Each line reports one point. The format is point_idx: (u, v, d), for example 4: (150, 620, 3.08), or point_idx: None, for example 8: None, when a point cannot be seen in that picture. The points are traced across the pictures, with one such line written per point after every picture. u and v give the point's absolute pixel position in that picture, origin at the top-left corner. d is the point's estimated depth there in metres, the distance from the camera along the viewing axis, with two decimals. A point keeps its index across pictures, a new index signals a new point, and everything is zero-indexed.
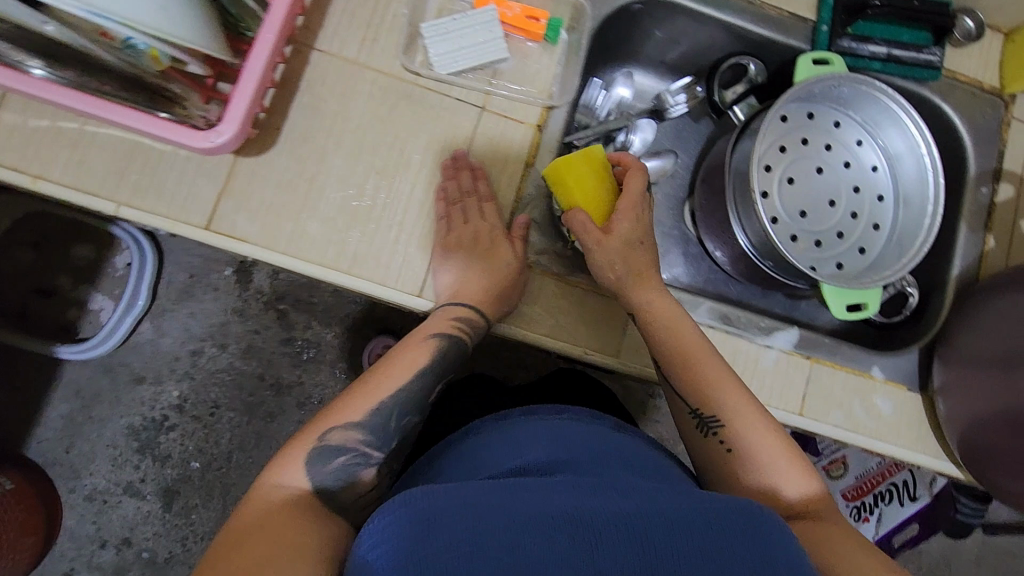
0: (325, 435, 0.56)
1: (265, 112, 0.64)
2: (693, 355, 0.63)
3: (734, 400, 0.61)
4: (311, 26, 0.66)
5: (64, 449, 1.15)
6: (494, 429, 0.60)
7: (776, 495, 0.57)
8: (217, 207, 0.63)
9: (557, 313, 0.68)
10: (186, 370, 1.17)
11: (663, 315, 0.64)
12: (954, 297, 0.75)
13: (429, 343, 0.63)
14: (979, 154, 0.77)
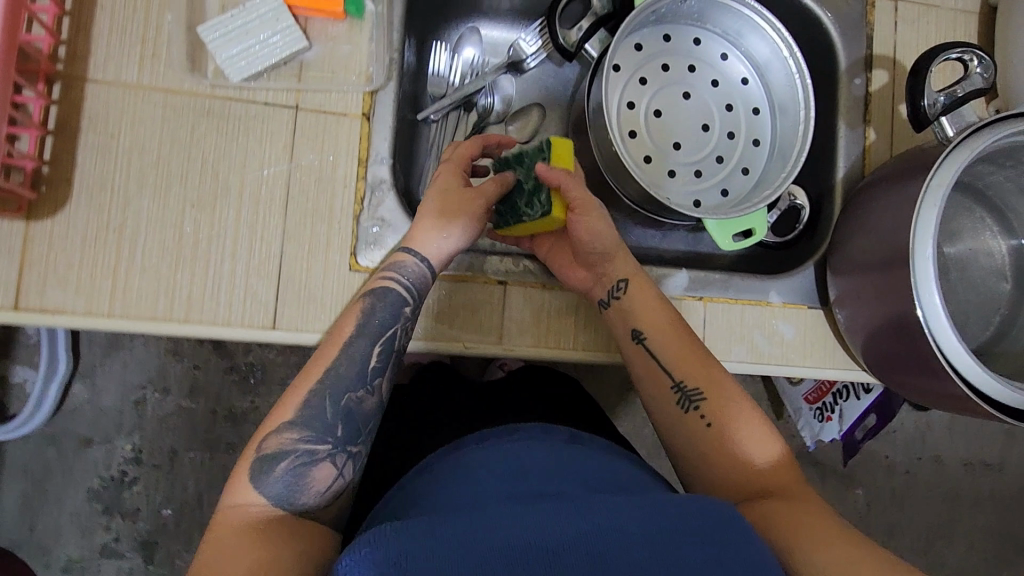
0: (262, 445, 0.54)
1: (46, 165, 0.57)
2: (671, 336, 0.62)
3: (714, 378, 0.61)
4: (77, 55, 0.58)
5: (27, 529, 1.08)
6: (442, 462, 0.57)
7: (748, 471, 0.57)
8: (20, 280, 0.57)
9: (461, 318, 0.64)
10: (133, 422, 1.10)
11: (649, 306, 0.63)
12: (843, 199, 0.71)
13: (361, 302, 0.58)
14: (845, 43, 0.73)
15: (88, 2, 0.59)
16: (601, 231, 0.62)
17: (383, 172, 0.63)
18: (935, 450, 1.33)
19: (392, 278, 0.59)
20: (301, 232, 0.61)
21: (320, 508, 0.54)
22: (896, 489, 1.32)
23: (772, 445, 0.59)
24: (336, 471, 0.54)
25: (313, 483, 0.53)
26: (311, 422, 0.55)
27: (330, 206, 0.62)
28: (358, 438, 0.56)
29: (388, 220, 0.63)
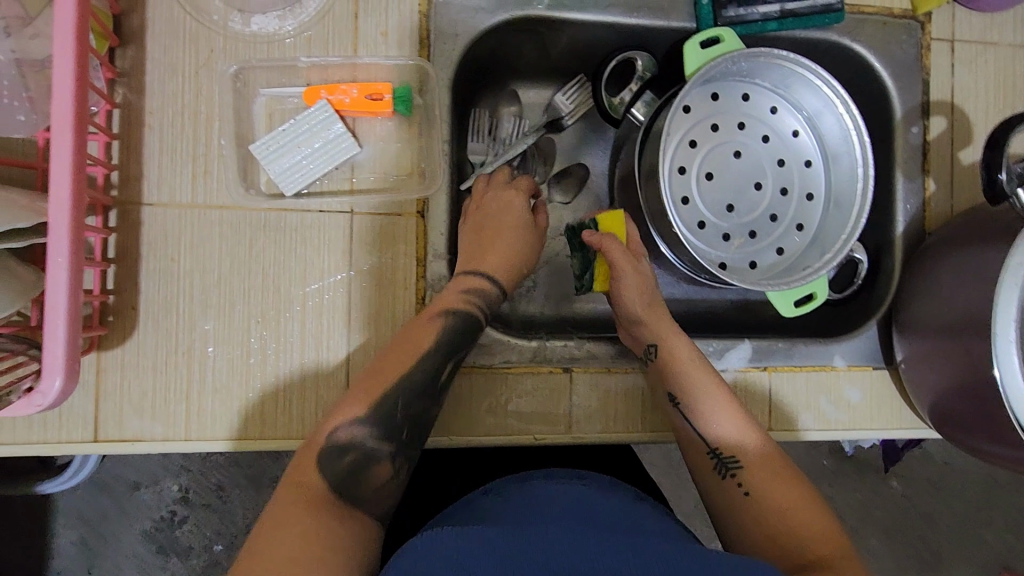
0: (333, 432, 0.52)
1: (112, 295, 0.57)
2: (713, 398, 0.61)
3: (757, 447, 0.58)
4: (130, 177, 0.58)
5: (87, 570, 1.09)
6: (510, 490, 0.55)
7: (797, 541, 0.52)
8: (97, 413, 0.57)
9: (525, 405, 0.64)
10: (179, 462, 1.11)
11: (686, 368, 0.61)
12: (904, 255, 0.70)
13: (439, 318, 0.58)
14: (901, 91, 0.70)
15: (136, 121, 0.58)
16: (643, 295, 0.64)
17: (440, 269, 0.63)
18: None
19: (473, 303, 0.60)
20: (370, 334, 0.61)
21: (372, 500, 0.51)
22: (934, 480, 1.25)
23: (817, 513, 0.54)
24: (392, 471, 0.53)
25: (370, 479, 0.52)
26: (396, 422, 0.54)
27: (392, 309, 0.61)
28: (418, 440, 0.56)
29: None
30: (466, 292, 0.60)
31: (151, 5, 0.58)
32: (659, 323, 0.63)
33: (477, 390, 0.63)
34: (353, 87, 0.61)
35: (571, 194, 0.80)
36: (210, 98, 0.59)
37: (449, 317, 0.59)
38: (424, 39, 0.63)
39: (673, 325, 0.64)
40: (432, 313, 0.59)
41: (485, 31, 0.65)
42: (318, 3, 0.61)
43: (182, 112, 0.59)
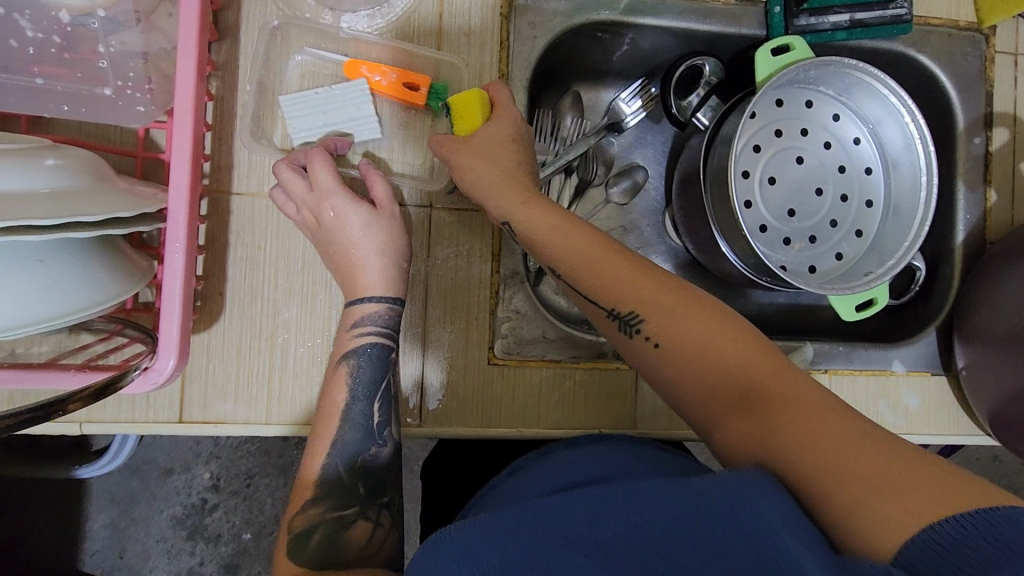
0: (290, 524, 0.50)
1: (200, 281, 0.59)
2: (598, 257, 0.53)
3: (654, 295, 0.51)
4: (221, 166, 0.60)
5: (118, 555, 1.06)
6: (535, 463, 0.55)
7: (732, 369, 0.48)
8: (184, 395, 0.59)
9: (587, 403, 0.65)
10: (210, 450, 1.09)
11: (606, 266, 0.53)
12: (963, 264, 0.71)
13: (344, 367, 0.56)
14: (965, 102, 0.71)
15: (228, 113, 0.60)
16: (580, 236, 0.54)
17: (513, 265, 0.65)
18: (995, 451, 1.25)
19: (371, 332, 0.57)
20: (442, 327, 0.63)
21: (369, 555, 0.49)
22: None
23: (747, 338, 0.49)
24: (371, 525, 0.50)
25: (350, 544, 0.49)
26: (329, 492, 0.52)
27: (467, 304, 0.63)
28: (384, 489, 0.53)
29: (521, 311, 0.65)
30: (366, 324, 0.57)
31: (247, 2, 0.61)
32: (575, 232, 0.55)
33: (536, 390, 0.64)
34: (393, 73, 0.61)
35: (628, 196, 0.82)
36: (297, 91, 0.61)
37: (354, 360, 0.57)
38: (504, 41, 0.65)
39: (592, 230, 0.55)
40: (332, 367, 0.57)
41: (561, 34, 0.67)
42: (405, 2, 0.63)
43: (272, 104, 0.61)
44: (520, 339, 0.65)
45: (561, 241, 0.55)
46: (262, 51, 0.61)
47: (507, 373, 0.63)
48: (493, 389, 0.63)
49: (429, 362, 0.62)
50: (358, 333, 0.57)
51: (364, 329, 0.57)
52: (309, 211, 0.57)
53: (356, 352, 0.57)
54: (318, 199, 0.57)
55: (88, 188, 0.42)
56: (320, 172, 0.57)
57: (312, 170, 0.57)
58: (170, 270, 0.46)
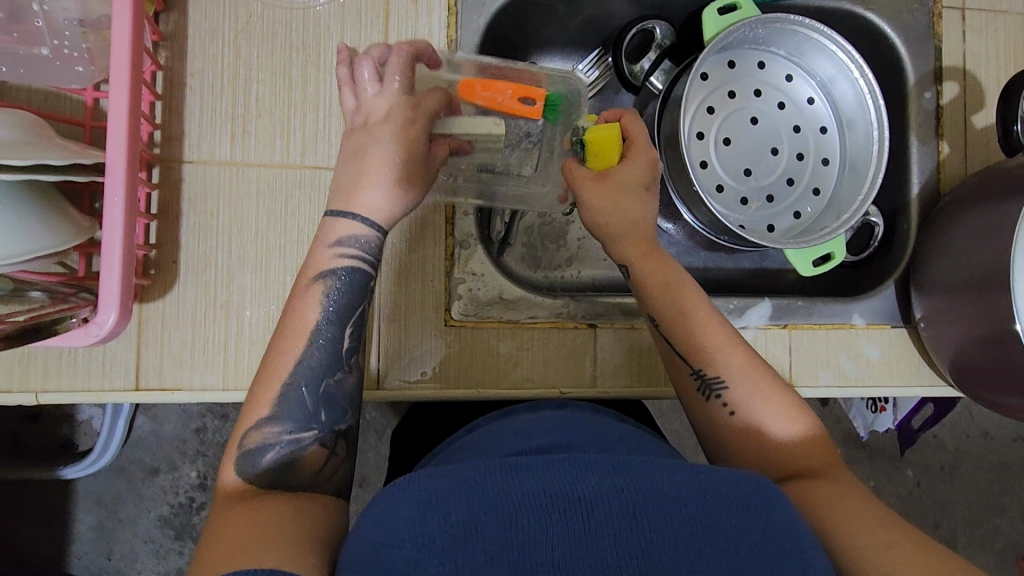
0: (244, 440, 0.49)
1: (153, 249, 0.59)
2: (693, 316, 0.57)
3: (736, 361, 0.55)
4: (171, 136, 0.60)
5: (105, 557, 1.04)
6: (494, 421, 0.55)
7: (787, 451, 0.52)
8: (139, 362, 0.59)
9: (544, 360, 0.65)
10: (197, 448, 1.07)
11: (694, 319, 0.57)
12: (919, 217, 0.72)
13: (316, 287, 0.53)
14: (914, 57, 0.72)
15: (178, 83, 0.61)
16: (663, 272, 0.59)
17: (469, 227, 0.66)
18: (984, 427, 1.25)
19: (357, 257, 0.55)
20: (399, 291, 0.64)
21: (319, 482, 0.49)
22: (947, 466, 1.25)
23: (812, 428, 0.53)
24: (326, 453, 0.51)
25: (304, 468, 0.49)
26: (288, 414, 0.50)
27: (422, 265, 0.65)
28: (344, 418, 0.53)
29: (479, 273, 0.66)
30: (347, 244, 0.55)
31: None
32: (673, 294, 0.58)
33: (492, 350, 0.65)
34: (509, 89, 0.61)
35: None
36: (247, 60, 0.62)
37: (332, 280, 0.54)
38: (453, 7, 0.66)
39: (692, 289, 0.58)
40: (305, 283, 0.54)
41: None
42: None
43: (222, 74, 0.61)
44: (477, 301, 0.65)
45: (648, 284, 0.58)
46: (211, 22, 0.61)
47: (463, 334, 0.64)
48: (448, 347, 0.64)
49: (388, 325, 0.63)
50: (339, 254, 0.54)
51: (345, 250, 0.54)
52: (361, 119, 0.57)
53: (334, 273, 0.54)
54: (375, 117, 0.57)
55: (26, 139, 0.44)
56: (392, 88, 0.58)
57: (387, 89, 0.58)
58: (112, 226, 0.48)
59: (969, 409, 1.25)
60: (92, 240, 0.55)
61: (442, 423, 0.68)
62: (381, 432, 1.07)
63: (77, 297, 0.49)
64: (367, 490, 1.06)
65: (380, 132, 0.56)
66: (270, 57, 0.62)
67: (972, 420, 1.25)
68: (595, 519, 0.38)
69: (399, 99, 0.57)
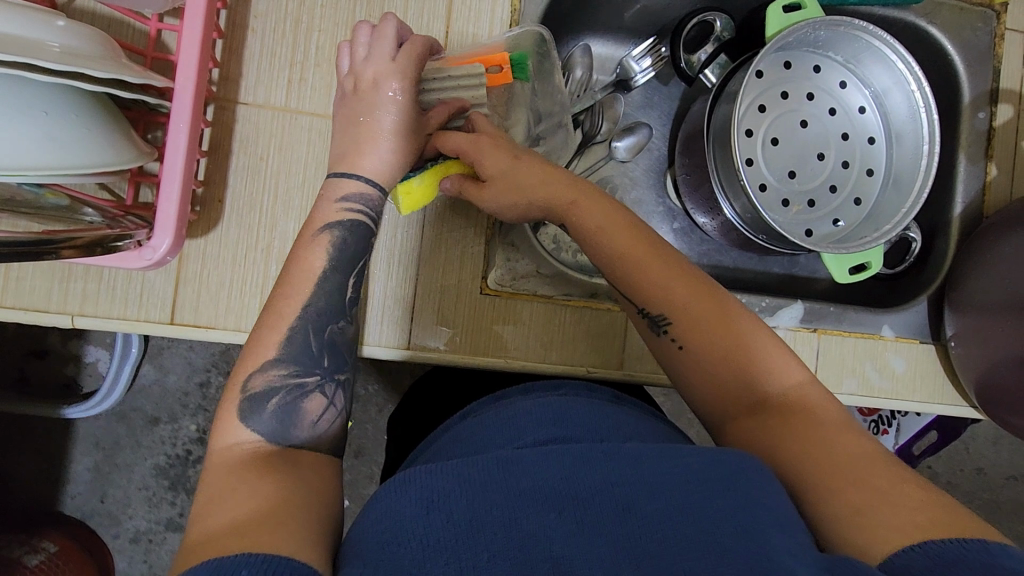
0: (247, 384, 0.49)
1: (201, 187, 0.59)
2: (636, 249, 0.53)
3: (676, 294, 0.52)
4: (230, 77, 0.60)
5: (99, 499, 1.05)
6: (488, 405, 0.54)
7: (745, 382, 0.50)
8: (176, 297, 0.59)
9: (569, 337, 0.66)
10: (199, 403, 1.06)
11: (636, 249, 0.53)
12: (959, 237, 0.72)
13: (324, 237, 0.54)
14: (972, 76, 0.72)
15: (240, 24, 0.60)
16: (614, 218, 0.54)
17: None
18: (979, 463, 1.25)
19: (361, 211, 0.55)
20: (435, 250, 0.64)
21: (317, 435, 0.50)
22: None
23: (767, 351, 0.50)
24: (326, 402, 0.51)
25: (305, 415, 0.49)
26: (293, 359, 0.50)
27: (465, 229, 0.65)
28: (342, 367, 0.53)
29: (518, 245, 0.66)
30: (351, 199, 0.55)
31: None
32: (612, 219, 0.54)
33: (523, 323, 0.65)
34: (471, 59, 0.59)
35: (631, 155, 0.78)
36: (310, 7, 0.61)
37: (337, 231, 0.54)
38: None
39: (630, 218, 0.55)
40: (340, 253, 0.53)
41: None
42: None
43: (285, 19, 0.61)
44: (514, 273, 0.66)
45: (589, 214, 0.55)
46: None
47: (499, 303, 0.65)
48: (478, 313, 0.65)
49: (422, 290, 0.64)
50: (345, 208, 0.54)
51: (351, 205, 0.55)
52: (353, 83, 0.55)
53: (338, 224, 0.54)
54: (367, 79, 0.55)
55: (94, 53, 0.43)
56: (381, 51, 0.55)
57: (377, 47, 0.55)
58: (170, 168, 0.50)
59: (967, 444, 1.25)
60: (143, 172, 0.55)
61: (456, 390, 0.68)
62: (382, 405, 1.07)
63: (128, 219, 0.52)
64: (362, 461, 1.06)
65: (377, 102, 0.55)
66: (333, 6, 0.62)
67: (968, 455, 1.25)
68: (590, 515, 0.39)
69: (387, 62, 0.55)
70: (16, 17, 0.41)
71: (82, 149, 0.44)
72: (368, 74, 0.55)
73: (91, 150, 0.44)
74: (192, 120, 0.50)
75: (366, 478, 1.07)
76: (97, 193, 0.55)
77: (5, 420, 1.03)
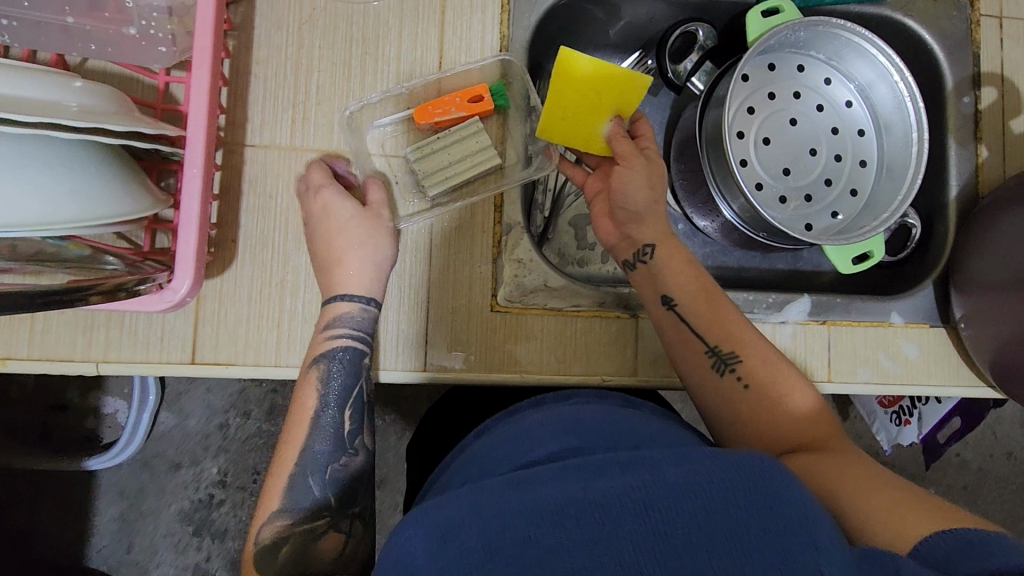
0: (259, 537, 0.51)
1: (214, 228, 0.61)
2: (709, 291, 0.60)
3: (743, 335, 0.58)
4: (236, 121, 0.63)
5: (126, 549, 1.05)
6: (502, 424, 0.55)
7: (796, 426, 0.54)
8: (195, 336, 0.61)
9: (581, 347, 0.67)
10: (219, 445, 1.07)
11: (704, 295, 0.60)
12: (958, 220, 0.73)
13: (313, 372, 0.56)
14: (953, 63, 0.73)
15: (243, 71, 0.63)
16: (681, 263, 0.61)
17: (516, 214, 0.67)
18: (1007, 447, 1.23)
19: (346, 337, 0.58)
20: (446, 273, 0.66)
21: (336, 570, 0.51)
22: (970, 486, 1.23)
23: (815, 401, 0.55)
24: (342, 536, 0.52)
25: (320, 555, 0.51)
26: (297, 503, 0.52)
27: (471, 250, 0.66)
28: (355, 500, 0.54)
29: (525, 261, 0.67)
30: (340, 328, 0.58)
31: None
32: (685, 266, 0.61)
33: (534, 337, 0.66)
34: (456, 97, 0.65)
35: None
36: (308, 50, 0.64)
37: (329, 363, 0.57)
38: (506, 3, 0.68)
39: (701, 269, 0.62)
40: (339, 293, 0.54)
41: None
42: None
43: (284, 63, 0.64)
44: (522, 288, 0.67)
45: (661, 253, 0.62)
46: (275, 14, 0.64)
47: (509, 319, 0.66)
48: (490, 331, 0.66)
49: (436, 313, 0.66)
50: (332, 337, 0.58)
51: (340, 334, 0.58)
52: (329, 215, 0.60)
53: (328, 358, 0.57)
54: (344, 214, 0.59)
55: (109, 109, 0.46)
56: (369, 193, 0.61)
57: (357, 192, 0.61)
58: (185, 213, 0.52)
59: (993, 429, 1.24)
60: (158, 218, 0.57)
61: (476, 407, 0.69)
62: (401, 433, 1.07)
63: (146, 264, 0.53)
64: (386, 490, 1.07)
65: (352, 227, 0.59)
66: (330, 48, 0.64)
67: (995, 440, 1.23)
68: (609, 520, 0.39)
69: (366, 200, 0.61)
70: (35, 82, 0.43)
71: (105, 199, 0.46)
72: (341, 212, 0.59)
73: (112, 199, 0.46)
74: (205, 165, 0.52)
75: (390, 507, 1.07)
76: (115, 242, 0.57)
77: (31, 476, 1.04)
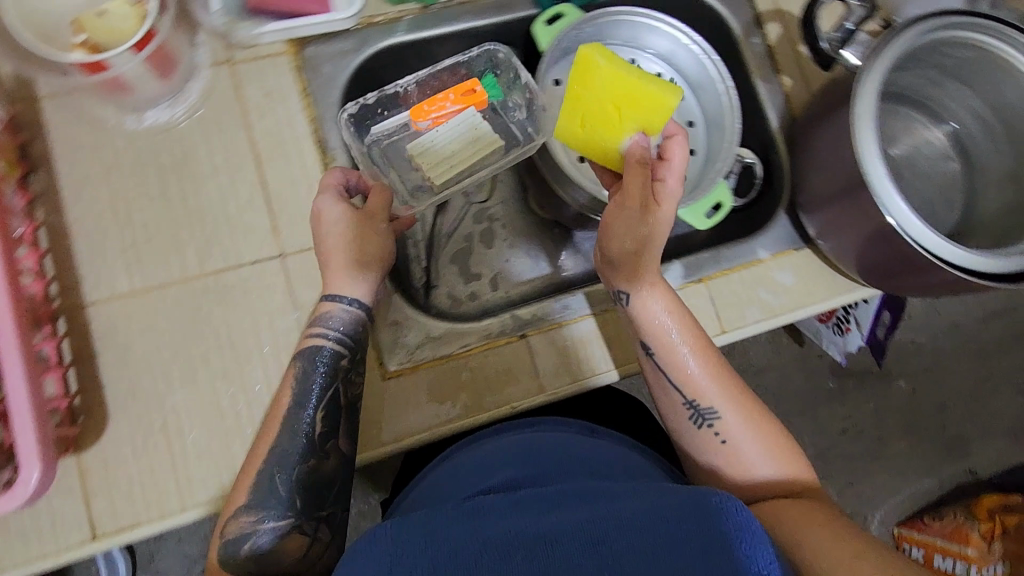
0: (223, 531, 0.54)
1: (76, 396, 0.60)
2: (699, 348, 0.62)
3: (725, 391, 0.60)
4: (68, 285, 0.61)
5: None
6: (466, 451, 0.62)
7: (761, 487, 0.58)
8: (90, 512, 0.58)
9: (482, 384, 0.67)
10: None
11: (704, 367, 0.61)
12: (787, 148, 0.77)
13: (291, 367, 0.59)
14: (733, 12, 0.79)
15: (62, 235, 0.62)
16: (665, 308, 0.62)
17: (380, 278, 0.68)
18: (950, 319, 1.29)
19: (325, 335, 0.59)
20: None
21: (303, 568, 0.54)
22: (931, 367, 1.28)
23: (774, 438, 0.60)
24: (307, 537, 0.55)
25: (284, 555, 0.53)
26: (262, 503, 0.54)
27: None
28: (323, 504, 0.56)
29: (402, 322, 0.67)
30: (334, 322, 0.60)
31: (52, 132, 0.64)
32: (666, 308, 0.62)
33: (434, 390, 0.66)
34: (449, 93, 0.75)
35: None
36: (125, 193, 0.64)
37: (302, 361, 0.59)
38: (305, 88, 0.69)
39: (695, 325, 0.63)
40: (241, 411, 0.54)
41: (357, 68, 0.72)
42: (201, 86, 0.67)
43: (104, 213, 0.63)
44: (408, 347, 0.67)
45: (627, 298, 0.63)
46: (79, 170, 0.64)
47: (404, 381, 0.66)
48: (390, 398, 0.66)
49: None
50: (316, 332, 0.60)
51: (324, 326, 0.60)
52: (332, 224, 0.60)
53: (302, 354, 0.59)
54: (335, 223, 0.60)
55: None
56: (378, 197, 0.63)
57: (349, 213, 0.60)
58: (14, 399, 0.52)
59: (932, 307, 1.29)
60: None
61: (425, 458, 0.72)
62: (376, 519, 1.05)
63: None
64: None
65: (366, 227, 0.60)
66: (146, 183, 0.64)
67: (937, 316, 1.29)
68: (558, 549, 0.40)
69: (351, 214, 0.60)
70: None
71: None
72: (338, 222, 0.60)
73: None
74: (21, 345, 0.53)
75: None
76: None
77: None
